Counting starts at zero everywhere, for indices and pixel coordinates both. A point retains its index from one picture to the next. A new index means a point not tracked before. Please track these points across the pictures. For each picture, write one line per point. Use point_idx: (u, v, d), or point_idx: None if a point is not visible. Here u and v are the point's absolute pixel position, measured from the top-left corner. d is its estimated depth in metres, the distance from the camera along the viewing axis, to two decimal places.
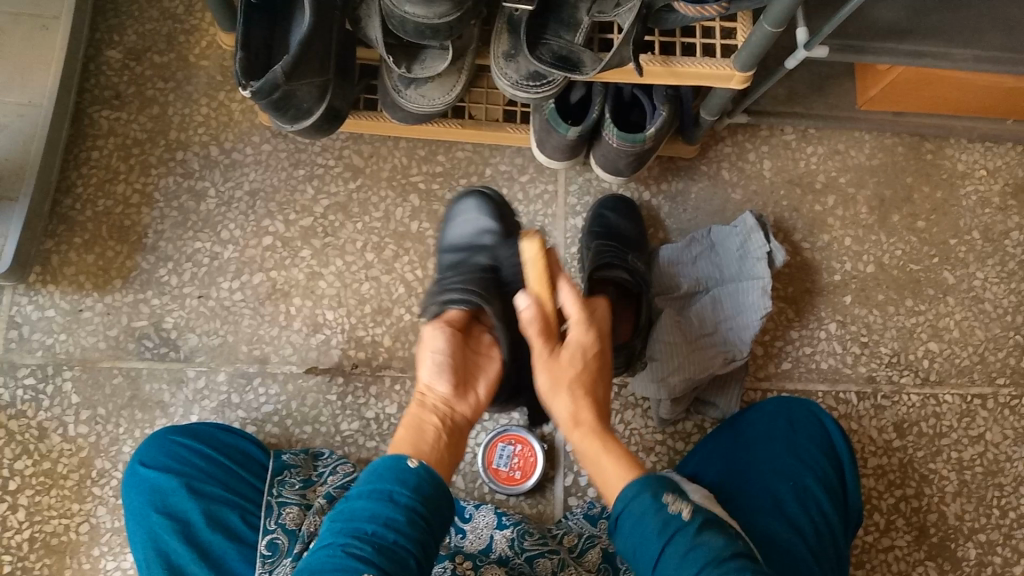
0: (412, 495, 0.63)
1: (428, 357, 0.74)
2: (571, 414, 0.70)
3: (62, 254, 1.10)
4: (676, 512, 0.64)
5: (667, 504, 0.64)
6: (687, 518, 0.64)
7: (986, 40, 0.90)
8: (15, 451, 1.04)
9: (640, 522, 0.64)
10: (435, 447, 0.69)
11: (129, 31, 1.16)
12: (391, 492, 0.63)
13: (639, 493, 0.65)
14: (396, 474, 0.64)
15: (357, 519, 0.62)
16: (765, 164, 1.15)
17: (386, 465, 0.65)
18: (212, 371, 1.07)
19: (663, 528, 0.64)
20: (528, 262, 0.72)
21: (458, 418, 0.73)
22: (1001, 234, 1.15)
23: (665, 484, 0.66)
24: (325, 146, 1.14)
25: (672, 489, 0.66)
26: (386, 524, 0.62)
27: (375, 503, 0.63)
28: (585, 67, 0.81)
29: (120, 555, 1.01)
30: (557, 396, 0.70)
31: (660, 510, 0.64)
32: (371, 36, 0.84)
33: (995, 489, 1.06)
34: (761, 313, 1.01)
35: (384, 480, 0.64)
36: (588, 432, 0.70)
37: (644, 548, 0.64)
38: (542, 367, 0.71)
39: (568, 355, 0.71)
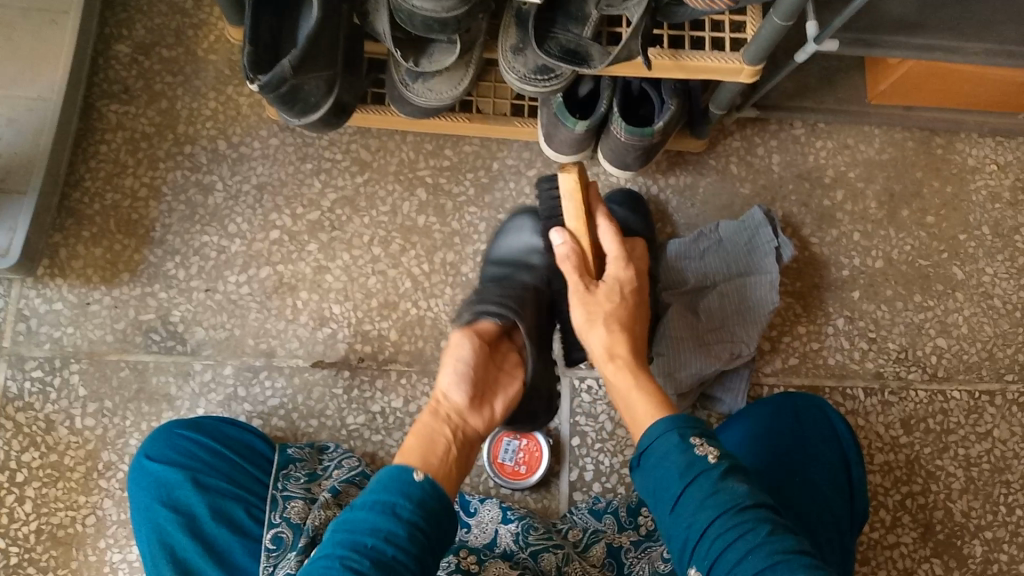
0: (415, 508, 0.63)
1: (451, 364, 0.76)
2: (607, 345, 0.80)
3: (70, 247, 1.10)
4: (702, 455, 0.66)
5: (693, 446, 0.66)
6: (712, 463, 0.65)
7: (998, 34, 0.89)
8: (24, 443, 1.04)
9: (664, 462, 0.67)
10: (444, 458, 0.70)
11: (137, 24, 1.16)
12: (394, 504, 0.63)
13: (667, 434, 0.68)
14: (399, 486, 0.64)
15: (357, 530, 0.62)
16: (774, 158, 1.14)
17: (392, 476, 0.66)
18: (219, 364, 1.07)
19: (687, 470, 0.65)
20: (567, 195, 0.85)
21: (469, 430, 0.75)
22: (1011, 229, 1.14)
23: (692, 427, 0.68)
24: (333, 140, 1.14)
25: (700, 434, 0.68)
26: (386, 538, 0.61)
27: (376, 515, 0.62)
28: (594, 61, 0.81)
29: (127, 547, 1.02)
30: (594, 328, 0.81)
31: (685, 452, 0.66)
32: (379, 29, 0.83)
33: (1001, 487, 1.06)
34: (768, 309, 1.03)
35: (387, 492, 0.64)
36: (622, 363, 0.79)
37: (666, 485, 0.66)
38: (580, 300, 0.82)
39: (605, 289, 0.83)
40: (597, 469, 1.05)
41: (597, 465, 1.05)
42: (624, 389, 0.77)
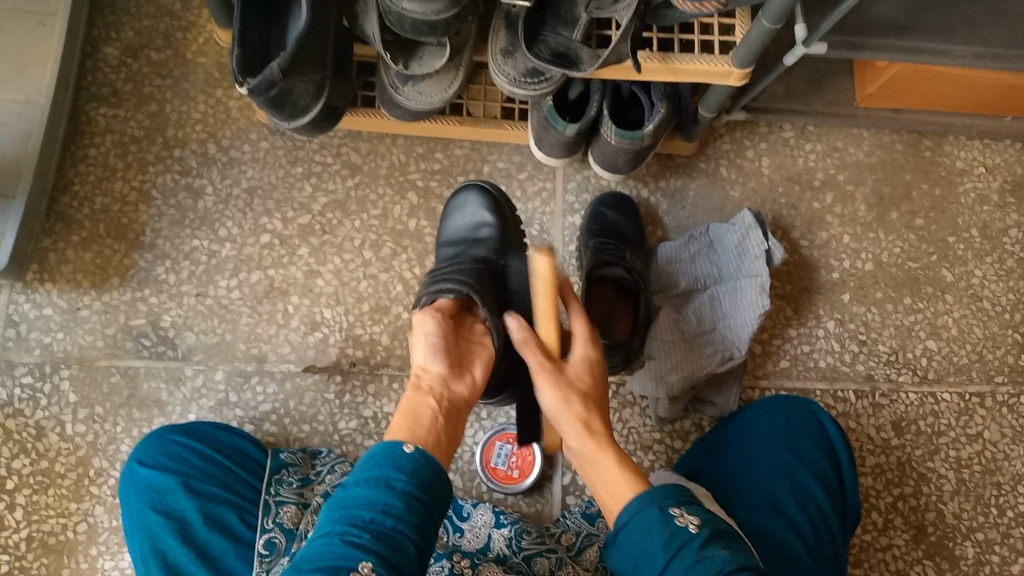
0: (409, 479, 0.64)
1: (420, 342, 0.77)
2: (580, 424, 0.73)
3: (60, 252, 1.09)
4: (683, 526, 0.64)
5: (673, 517, 0.65)
6: (694, 531, 0.64)
7: (985, 37, 0.90)
8: (12, 449, 1.03)
9: (645, 537, 0.65)
10: (430, 426, 0.70)
11: (126, 28, 1.16)
12: (388, 476, 0.64)
13: (645, 507, 0.66)
14: (393, 459, 0.65)
15: (354, 505, 0.62)
16: (763, 161, 1.15)
17: (384, 449, 0.66)
18: (210, 369, 1.06)
19: (669, 542, 0.64)
20: (540, 277, 0.73)
21: (454, 398, 0.75)
22: (1000, 231, 1.15)
23: (672, 497, 0.67)
24: (323, 144, 1.14)
25: (680, 504, 0.66)
26: (384, 511, 0.62)
27: (372, 489, 0.63)
28: (583, 64, 0.81)
29: (117, 554, 1.01)
30: (567, 407, 0.73)
31: (667, 523, 0.65)
32: (368, 31, 0.83)
33: (993, 488, 1.06)
34: (759, 312, 1.01)
35: (381, 465, 0.64)
36: (601, 439, 0.73)
37: (647, 560, 0.65)
38: (550, 384, 0.74)
39: (577, 370, 0.77)
40: None
41: None
42: (597, 466, 0.71)
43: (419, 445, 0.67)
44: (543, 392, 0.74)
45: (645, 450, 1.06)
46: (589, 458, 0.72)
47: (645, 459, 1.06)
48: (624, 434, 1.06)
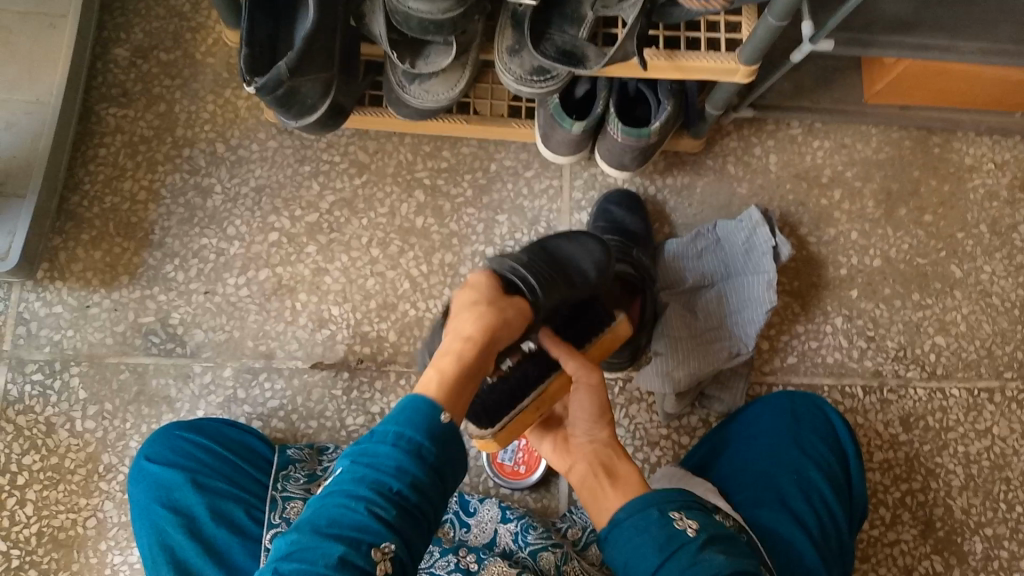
0: (440, 450, 0.58)
1: (481, 300, 0.68)
2: (606, 433, 0.76)
3: (70, 251, 1.10)
4: (681, 529, 0.65)
5: (672, 520, 0.66)
6: (691, 535, 0.64)
7: (994, 32, 0.90)
8: (24, 446, 1.04)
9: (644, 536, 0.65)
10: (463, 383, 0.63)
11: (135, 28, 1.17)
12: (420, 446, 0.57)
13: (645, 508, 0.67)
14: (426, 424, 0.58)
15: (381, 470, 0.56)
16: (771, 158, 1.15)
17: (416, 410, 0.59)
18: (219, 366, 1.07)
19: (666, 543, 0.64)
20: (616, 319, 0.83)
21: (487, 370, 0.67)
22: (1009, 227, 1.14)
23: (673, 501, 0.67)
24: (331, 142, 1.14)
25: (681, 507, 0.67)
26: (411, 484, 0.56)
27: (401, 455, 0.57)
28: (590, 62, 0.81)
29: (127, 549, 1.02)
30: (604, 415, 0.75)
31: (666, 524, 0.65)
32: (375, 30, 0.83)
33: (1001, 484, 1.06)
34: (767, 308, 1.00)
35: (412, 429, 0.58)
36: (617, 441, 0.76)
37: (641, 559, 0.65)
38: (593, 392, 0.73)
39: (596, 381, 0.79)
40: None
41: None
42: (617, 468, 0.73)
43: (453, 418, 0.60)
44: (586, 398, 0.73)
45: (652, 446, 1.06)
46: (615, 461, 0.73)
47: (652, 455, 1.06)
48: (631, 430, 1.06)
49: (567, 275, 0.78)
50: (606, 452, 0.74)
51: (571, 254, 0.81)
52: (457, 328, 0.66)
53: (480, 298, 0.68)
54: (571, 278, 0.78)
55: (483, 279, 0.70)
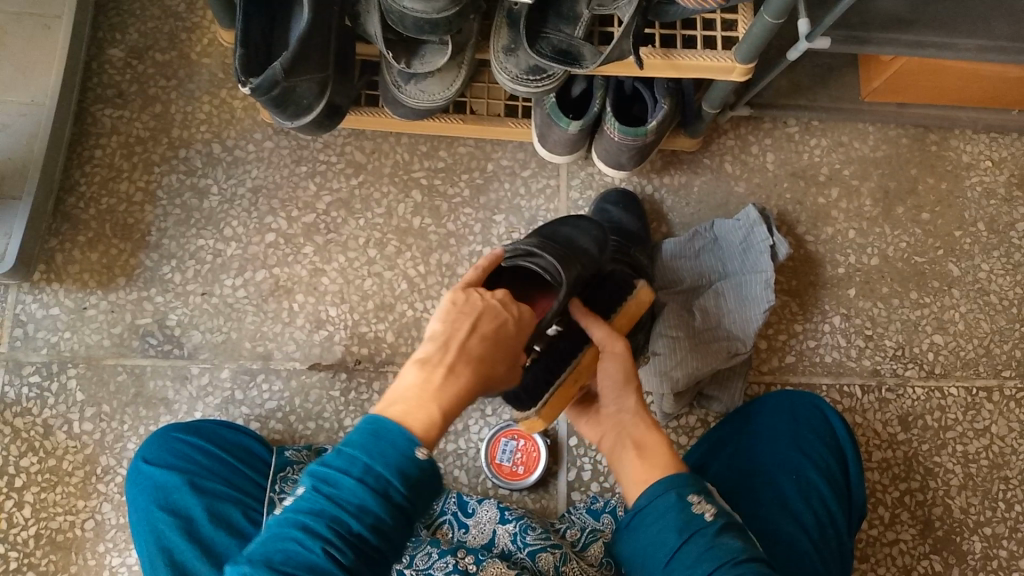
0: (408, 491, 0.55)
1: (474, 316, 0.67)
2: (635, 403, 0.73)
3: (67, 253, 1.10)
4: (699, 513, 0.64)
5: (690, 504, 0.64)
6: (709, 519, 0.63)
7: (990, 29, 0.90)
8: (21, 448, 1.04)
9: (663, 520, 0.64)
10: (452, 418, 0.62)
11: (132, 29, 1.16)
12: (387, 484, 0.55)
13: (664, 492, 0.65)
14: (397, 461, 0.55)
15: (342, 507, 0.53)
16: (769, 156, 1.15)
17: (391, 443, 0.56)
18: (216, 367, 1.07)
19: (685, 526, 0.63)
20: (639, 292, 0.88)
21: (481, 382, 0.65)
22: (1007, 225, 1.14)
23: (691, 482, 0.66)
24: (328, 142, 1.14)
25: (697, 489, 0.65)
26: (372, 525, 0.54)
27: (366, 493, 0.54)
28: (586, 61, 0.81)
29: (125, 551, 1.02)
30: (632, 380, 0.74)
31: (685, 509, 0.64)
32: (371, 31, 0.83)
33: (1000, 483, 1.06)
34: (765, 306, 1.01)
35: (383, 465, 0.55)
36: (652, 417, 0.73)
37: (659, 543, 0.64)
38: (619, 360, 0.74)
39: None
40: (595, 468, 1.05)
41: (594, 464, 1.05)
42: (650, 441, 0.70)
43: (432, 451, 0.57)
44: (610, 364, 0.74)
45: None
46: (648, 431, 0.71)
47: None
48: None
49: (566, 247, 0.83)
50: (634, 422, 0.71)
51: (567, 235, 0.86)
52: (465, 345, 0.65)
53: (505, 333, 0.68)
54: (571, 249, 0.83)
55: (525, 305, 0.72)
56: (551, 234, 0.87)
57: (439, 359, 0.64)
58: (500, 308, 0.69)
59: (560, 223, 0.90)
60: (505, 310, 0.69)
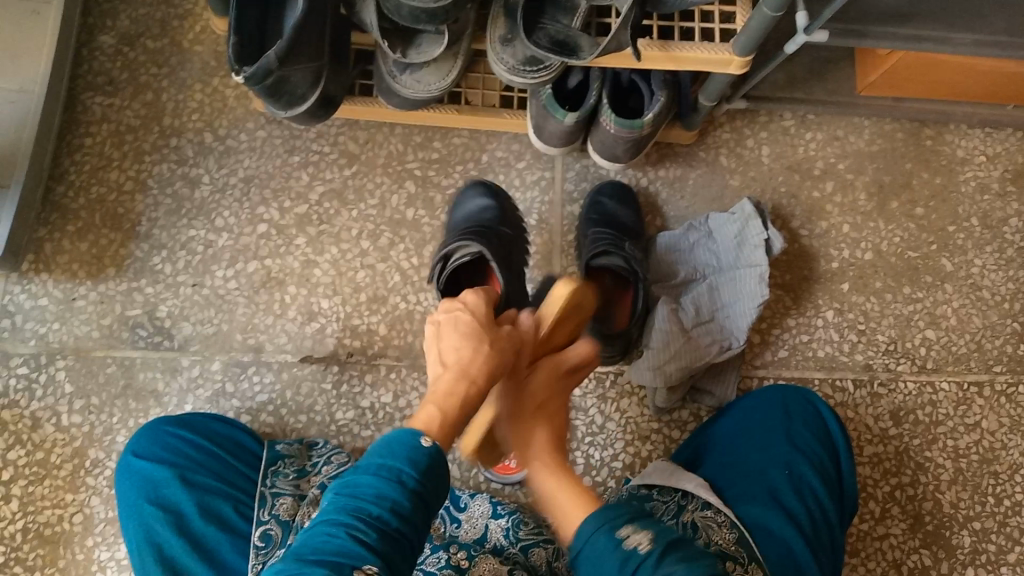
0: (422, 476, 0.57)
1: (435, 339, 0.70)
2: (521, 445, 0.67)
3: (55, 242, 1.08)
4: (633, 547, 0.57)
5: (622, 538, 0.58)
6: (643, 551, 0.56)
7: (987, 24, 0.89)
8: (9, 440, 1.03)
9: (599, 564, 0.58)
10: (459, 417, 0.64)
11: (121, 16, 1.14)
12: (400, 472, 0.56)
13: (593, 533, 0.59)
14: (407, 451, 0.57)
15: (361, 498, 0.55)
16: (764, 150, 1.14)
17: (398, 440, 0.58)
18: (207, 359, 1.06)
19: (621, 569, 0.56)
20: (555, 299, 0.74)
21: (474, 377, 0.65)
22: (1000, 220, 1.15)
23: (620, 514, 0.59)
24: (320, 133, 1.13)
25: (630, 519, 0.59)
26: (393, 509, 0.55)
27: (382, 481, 0.56)
28: (583, 52, 0.80)
29: (114, 545, 1.01)
30: (523, 410, 0.68)
31: (617, 547, 0.57)
32: (367, 19, 0.82)
33: (991, 477, 1.06)
34: (758, 301, 1.01)
35: (394, 457, 0.57)
36: (540, 466, 0.66)
37: None
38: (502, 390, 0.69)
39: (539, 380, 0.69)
40: (588, 463, 1.05)
41: (587, 458, 1.05)
42: (542, 488, 0.65)
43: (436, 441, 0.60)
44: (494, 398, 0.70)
45: (644, 439, 1.06)
46: (532, 475, 0.66)
47: (644, 449, 1.06)
48: (622, 424, 1.06)
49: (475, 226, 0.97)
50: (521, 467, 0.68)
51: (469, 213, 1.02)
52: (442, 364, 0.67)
53: (471, 324, 0.69)
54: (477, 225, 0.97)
55: (466, 295, 0.73)
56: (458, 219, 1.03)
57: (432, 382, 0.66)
58: (450, 315, 0.71)
59: (465, 200, 1.04)
60: (454, 316, 0.70)
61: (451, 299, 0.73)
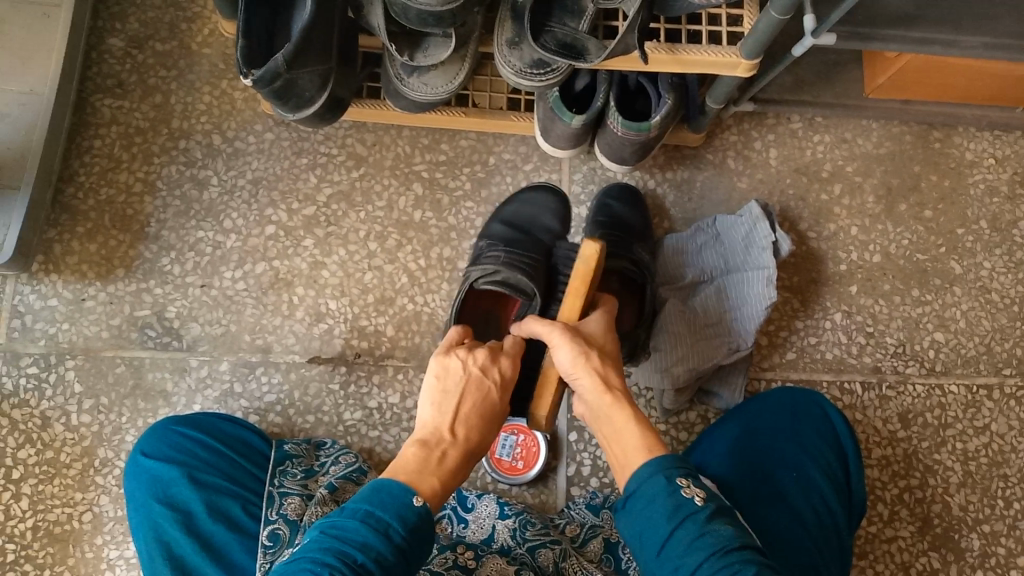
0: (407, 533, 0.62)
1: (451, 390, 0.73)
2: (599, 382, 0.73)
3: (65, 243, 1.09)
4: (689, 498, 0.64)
5: (680, 488, 0.65)
6: (699, 505, 0.64)
7: (997, 26, 0.89)
8: (19, 440, 1.04)
9: (651, 504, 0.65)
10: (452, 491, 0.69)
11: (131, 18, 1.15)
12: (388, 525, 0.61)
13: (653, 475, 0.66)
14: (397, 506, 0.62)
15: (348, 543, 0.60)
16: (772, 152, 1.14)
17: (390, 493, 0.63)
18: (215, 360, 1.07)
19: (674, 512, 0.64)
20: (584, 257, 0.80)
21: (468, 457, 0.72)
22: (1009, 223, 1.14)
23: (679, 467, 0.67)
24: (328, 134, 1.13)
25: (687, 475, 0.66)
26: (375, 559, 0.60)
27: (369, 531, 0.61)
28: (591, 55, 0.81)
29: (123, 544, 1.01)
30: (592, 353, 0.74)
31: (674, 493, 0.65)
32: (373, 23, 0.82)
33: (999, 481, 1.06)
34: (766, 304, 1.00)
35: (384, 510, 0.62)
36: (620, 395, 0.73)
37: (651, 529, 0.65)
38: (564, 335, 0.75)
39: (594, 326, 0.78)
40: (595, 464, 1.05)
41: (594, 460, 1.05)
42: (617, 421, 0.71)
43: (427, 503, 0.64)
44: (562, 348, 0.74)
45: None
46: (610, 408, 0.72)
47: None
48: None
49: (535, 239, 0.99)
50: (601, 400, 0.72)
51: (530, 214, 1.03)
52: (454, 431, 0.71)
53: (491, 405, 0.74)
54: (536, 242, 0.99)
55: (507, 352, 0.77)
56: (513, 217, 1.03)
57: (434, 434, 0.71)
58: (482, 374, 0.74)
59: (520, 197, 1.05)
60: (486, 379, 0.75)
61: (491, 353, 0.76)
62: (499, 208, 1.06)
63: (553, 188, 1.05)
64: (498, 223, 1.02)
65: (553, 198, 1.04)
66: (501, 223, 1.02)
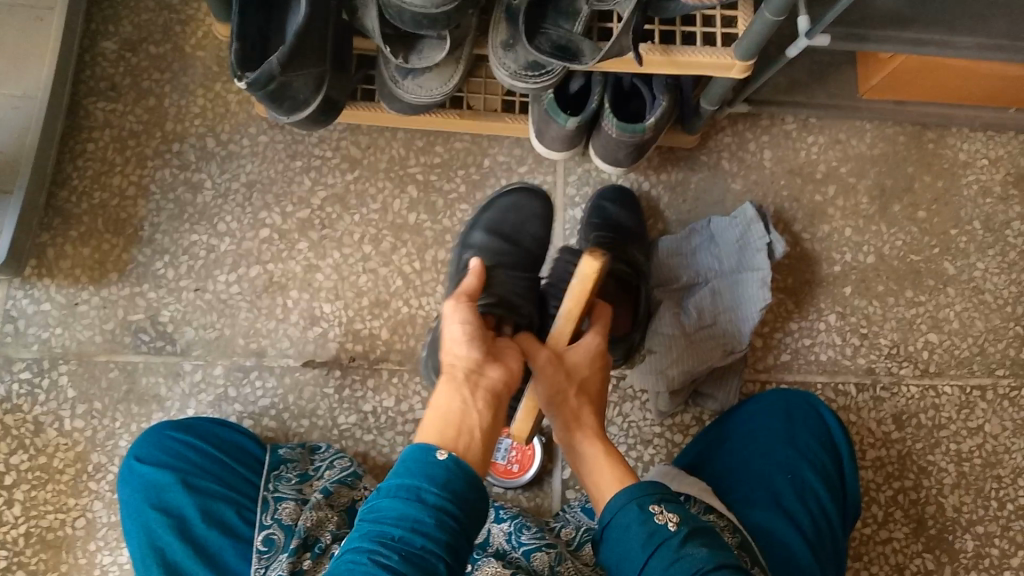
0: (442, 492, 0.59)
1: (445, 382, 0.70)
2: (570, 418, 0.75)
3: (57, 247, 1.09)
4: (663, 523, 0.65)
5: (653, 515, 0.65)
6: (672, 530, 0.64)
7: (990, 27, 0.89)
8: (11, 445, 1.03)
9: (627, 532, 0.66)
10: (462, 438, 0.64)
11: (124, 21, 1.15)
12: (420, 491, 0.59)
13: (626, 505, 0.66)
14: (424, 469, 0.60)
15: (383, 522, 0.58)
16: (766, 154, 1.14)
17: (415, 459, 0.61)
18: (209, 364, 1.06)
19: (649, 539, 0.64)
20: (581, 276, 0.76)
21: (460, 397, 0.67)
22: (1002, 224, 1.14)
23: (653, 493, 0.67)
24: (322, 137, 1.13)
25: (661, 499, 0.67)
26: (414, 528, 0.57)
27: (401, 503, 0.58)
28: (585, 56, 0.80)
29: (116, 549, 1.01)
30: (568, 390, 0.75)
31: (647, 521, 0.65)
32: (368, 25, 0.82)
33: (994, 481, 1.06)
34: (761, 305, 1.01)
35: (411, 477, 0.60)
36: (590, 434, 0.74)
37: (628, 557, 0.65)
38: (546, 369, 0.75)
39: (580, 355, 0.77)
40: None
41: None
42: (590, 456, 0.73)
43: (452, 450, 0.62)
44: (541, 381, 0.74)
45: (645, 444, 1.05)
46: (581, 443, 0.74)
47: (646, 453, 1.05)
48: (624, 428, 1.05)
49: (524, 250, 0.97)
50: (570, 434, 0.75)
51: (513, 222, 0.99)
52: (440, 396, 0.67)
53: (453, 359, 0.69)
54: (525, 252, 0.97)
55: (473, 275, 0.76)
56: (497, 226, 0.99)
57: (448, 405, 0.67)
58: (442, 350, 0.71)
59: (501, 204, 1.01)
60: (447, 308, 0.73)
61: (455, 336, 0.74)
62: (478, 218, 1.02)
63: (535, 190, 1.03)
64: (482, 232, 0.99)
65: (539, 202, 1.02)
66: (483, 230, 0.99)
